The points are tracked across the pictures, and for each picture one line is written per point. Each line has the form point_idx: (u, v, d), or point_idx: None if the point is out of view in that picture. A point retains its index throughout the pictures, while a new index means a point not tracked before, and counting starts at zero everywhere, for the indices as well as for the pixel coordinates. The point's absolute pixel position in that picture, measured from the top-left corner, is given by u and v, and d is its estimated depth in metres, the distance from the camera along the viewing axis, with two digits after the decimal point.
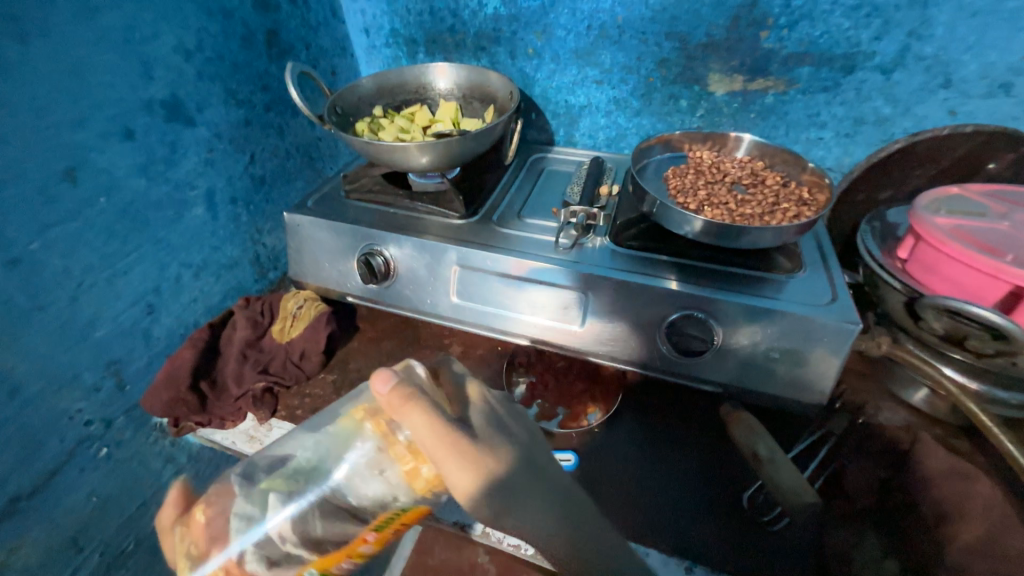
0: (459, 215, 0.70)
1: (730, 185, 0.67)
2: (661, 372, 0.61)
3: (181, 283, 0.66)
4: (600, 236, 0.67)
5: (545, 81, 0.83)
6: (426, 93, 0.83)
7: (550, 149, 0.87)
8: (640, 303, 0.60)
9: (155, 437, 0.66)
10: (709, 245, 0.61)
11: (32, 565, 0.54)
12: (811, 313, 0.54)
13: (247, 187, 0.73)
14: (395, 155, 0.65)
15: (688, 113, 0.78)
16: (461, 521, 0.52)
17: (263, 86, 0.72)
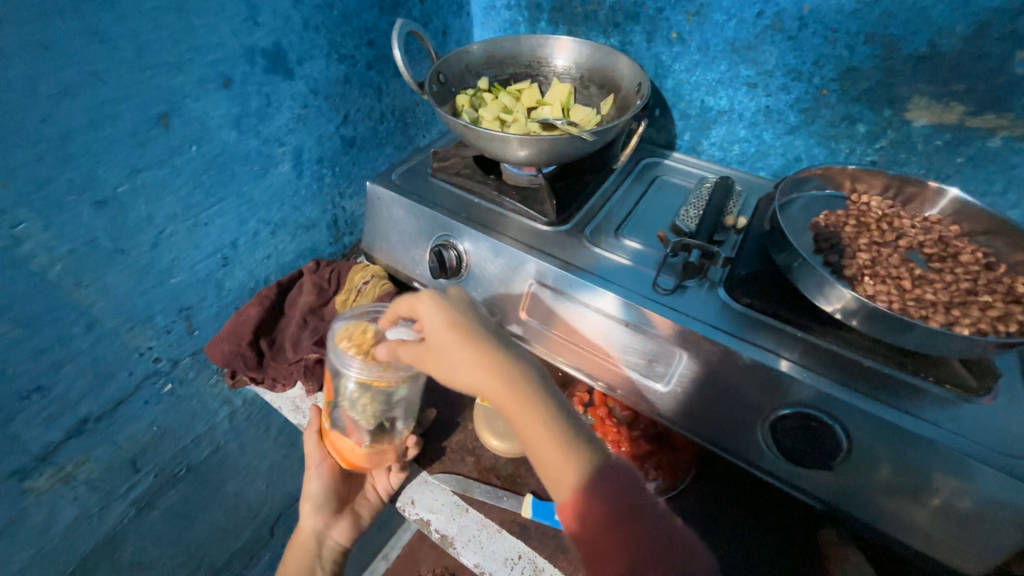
0: (547, 219, 0.61)
1: (904, 251, 0.51)
2: (751, 466, 0.50)
3: (258, 239, 0.65)
4: (711, 281, 0.55)
5: (683, 74, 0.69)
6: (540, 69, 0.73)
7: (668, 154, 0.74)
8: (745, 381, 0.48)
9: (214, 380, 0.68)
10: (859, 332, 0.48)
11: (95, 476, 0.59)
12: (988, 463, 0.40)
13: (336, 148, 0.69)
14: (492, 144, 0.57)
15: (863, 142, 0.61)
16: (480, 565, 0.50)
17: (368, 41, 0.66)
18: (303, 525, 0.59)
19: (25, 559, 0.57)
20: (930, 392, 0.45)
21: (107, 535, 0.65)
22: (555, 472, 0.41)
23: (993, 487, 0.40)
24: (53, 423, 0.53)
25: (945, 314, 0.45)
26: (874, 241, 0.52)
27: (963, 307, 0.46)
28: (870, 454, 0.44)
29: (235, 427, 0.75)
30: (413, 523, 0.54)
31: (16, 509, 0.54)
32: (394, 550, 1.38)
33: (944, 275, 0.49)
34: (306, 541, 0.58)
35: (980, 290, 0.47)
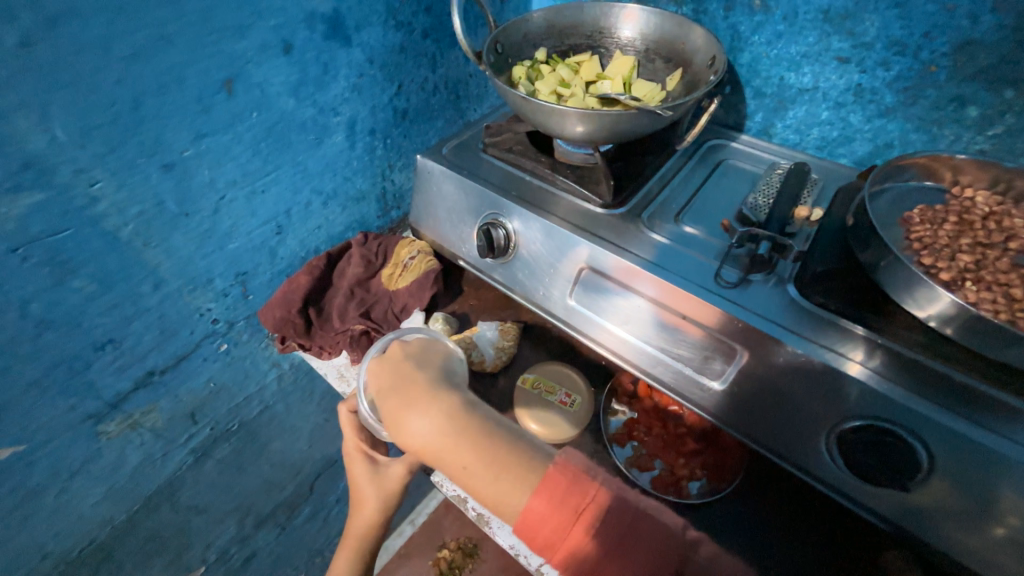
0: (602, 201, 0.58)
1: (1015, 255, 0.45)
2: (809, 476, 0.47)
3: (310, 209, 0.66)
4: (779, 276, 0.51)
5: (762, 47, 0.63)
6: (602, 39, 0.69)
7: (735, 136, 0.69)
8: (810, 386, 0.45)
9: (266, 344, 0.71)
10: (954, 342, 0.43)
11: (159, 425, 0.64)
12: None
13: (389, 120, 0.69)
14: (550, 119, 0.54)
15: (972, 128, 0.54)
16: (515, 548, 0.50)
17: (426, 8, 0.64)
18: (359, 554, 0.54)
19: (99, 493, 0.62)
20: None
21: (167, 479, 0.70)
22: (472, 476, 0.39)
23: None
24: (124, 373, 0.56)
25: None
26: (978, 241, 0.46)
27: None
28: (958, 478, 0.40)
29: (282, 389, 0.79)
30: (449, 498, 0.54)
31: (91, 449, 0.58)
32: (421, 517, 1.43)
33: None
34: (355, 551, 0.54)
35: None
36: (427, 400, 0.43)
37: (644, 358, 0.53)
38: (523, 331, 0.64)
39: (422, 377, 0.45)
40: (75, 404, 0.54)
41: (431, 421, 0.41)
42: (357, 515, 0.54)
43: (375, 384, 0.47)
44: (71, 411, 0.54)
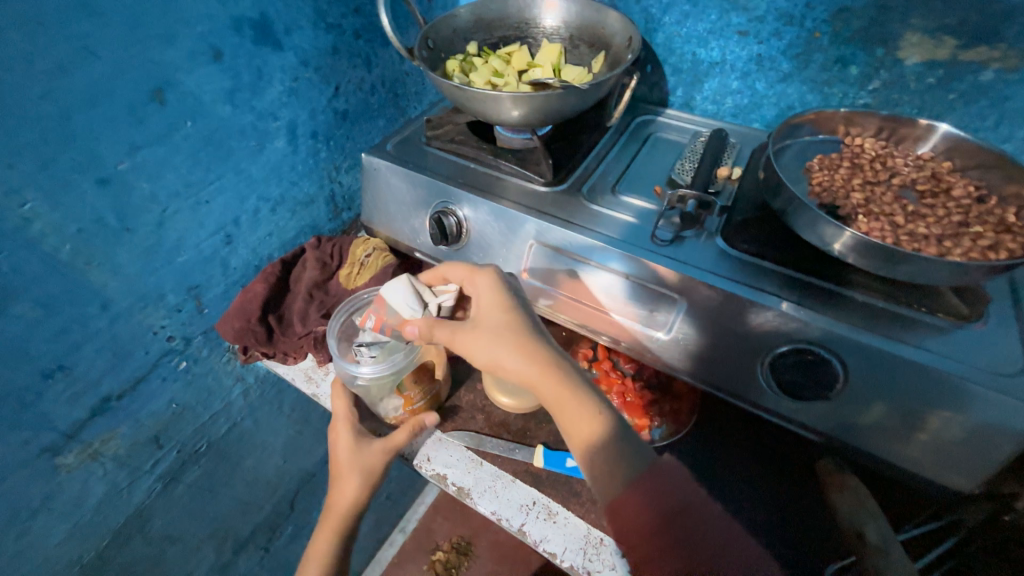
0: (545, 179, 0.62)
1: (898, 189, 0.52)
2: (752, 404, 0.52)
3: (259, 216, 0.66)
4: (708, 231, 0.56)
5: (673, 27, 0.68)
6: (528, 30, 0.73)
7: (661, 111, 0.74)
8: (744, 322, 0.50)
9: (227, 358, 0.70)
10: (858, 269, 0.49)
11: (121, 452, 0.62)
12: (982, 382, 0.41)
13: (330, 122, 0.69)
14: (486, 105, 0.57)
15: (856, 85, 0.61)
16: (497, 514, 0.52)
17: (355, 8, 0.65)
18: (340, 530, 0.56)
19: (63, 531, 0.60)
20: (922, 322, 0.46)
21: (137, 509, 0.67)
22: (569, 407, 0.43)
23: (983, 410, 0.41)
24: (78, 401, 0.55)
25: (938, 247, 0.46)
26: (868, 181, 0.53)
27: (955, 239, 0.47)
28: (870, 383, 0.45)
29: (250, 403, 0.77)
30: (429, 478, 0.55)
31: (50, 485, 0.56)
32: (410, 523, 1.42)
33: (937, 210, 0.49)
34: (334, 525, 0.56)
35: (971, 221, 0.48)
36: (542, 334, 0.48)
37: (593, 320, 0.57)
38: None
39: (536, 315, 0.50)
40: (28, 439, 0.52)
41: (547, 348, 0.46)
42: (338, 492, 0.55)
43: (497, 298, 0.50)
44: (24, 447, 0.52)
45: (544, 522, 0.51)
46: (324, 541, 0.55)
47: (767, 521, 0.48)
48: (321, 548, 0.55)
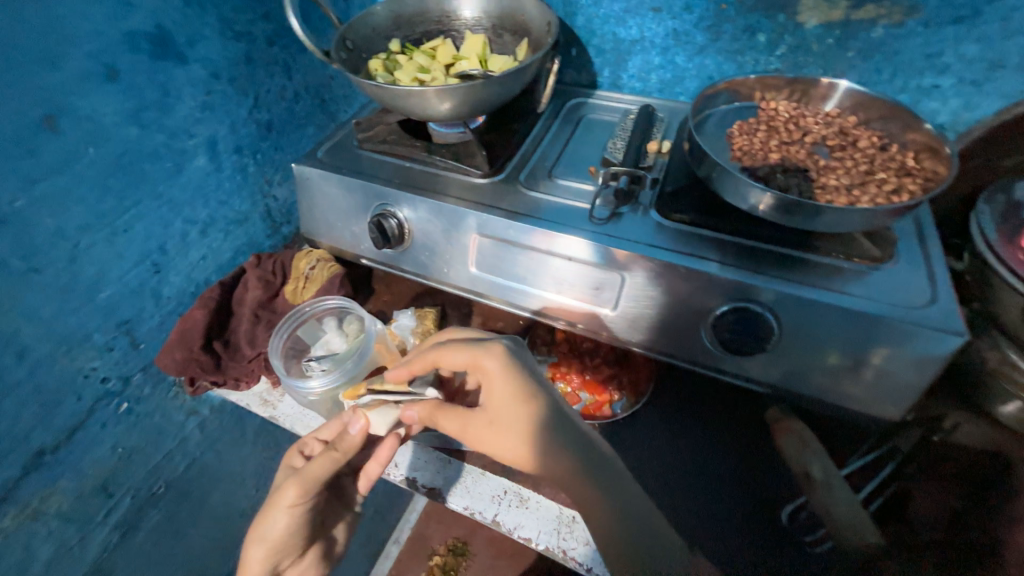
0: (481, 171, 0.62)
1: (811, 146, 0.55)
2: (702, 366, 0.54)
3: (188, 241, 0.62)
4: (643, 205, 0.57)
5: (591, 8, 0.69)
6: (450, 23, 0.72)
7: (591, 93, 0.75)
8: (685, 288, 0.51)
9: (174, 392, 0.67)
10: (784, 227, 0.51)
11: (66, 507, 0.58)
12: (903, 316, 0.44)
13: (253, 134, 0.67)
14: (411, 102, 0.56)
15: (766, 51, 0.64)
16: (471, 508, 0.52)
17: (263, 14, 0.63)
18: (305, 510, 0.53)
19: None
20: (844, 269, 0.49)
21: (95, 564, 0.63)
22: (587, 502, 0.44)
23: (902, 344, 0.44)
24: (6, 460, 0.51)
25: (848, 196, 0.49)
26: (784, 141, 0.56)
27: (863, 187, 0.50)
28: (802, 331, 0.48)
29: (207, 436, 0.74)
30: (399, 483, 0.56)
31: None
32: (404, 533, 1.41)
33: (845, 162, 0.53)
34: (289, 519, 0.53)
35: (877, 169, 0.51)
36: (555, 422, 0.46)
37: (546, 305, 0.58)
38: (441, 314, 0.67)
39: (547, 395, 0.47)
40: None
41: (560, 439, 0.45)
42: (325, 474, 0.50)
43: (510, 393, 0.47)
44: None
45: (517, 509, 0.52)
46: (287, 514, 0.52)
47: (726, 474, 0.51)
48: (280, 520, 0.52)
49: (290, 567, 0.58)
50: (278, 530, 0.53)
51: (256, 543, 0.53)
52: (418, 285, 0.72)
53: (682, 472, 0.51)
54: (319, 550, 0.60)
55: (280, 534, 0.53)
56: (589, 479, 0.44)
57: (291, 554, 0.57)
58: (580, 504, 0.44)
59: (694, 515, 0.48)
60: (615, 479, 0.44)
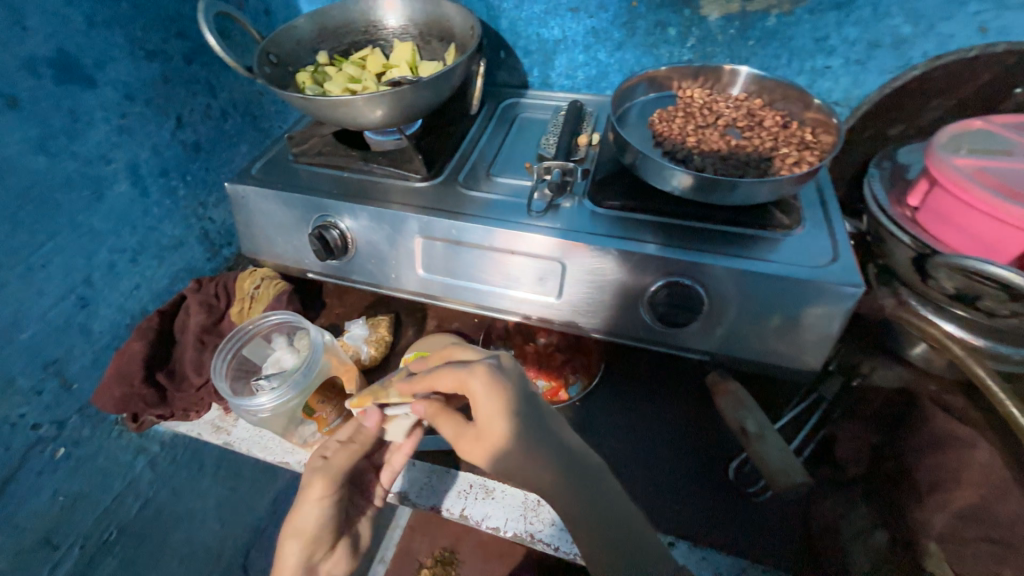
0: (420, 175, 0.63)
1: (723, 128, 0.59)
2: (646, 341, 0.57)
3: (117, 271, 0.60)
4: (578, 195, 0.60)
5: (513, 12, 0.72)
6: (376, 33, 0.73)
7: (524, 92, 0.78)
8: (618, 266, 0.54)
9: (118, 431, 0.63)
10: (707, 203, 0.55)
11: (3, 566, 0.54)
12: (812, 275, 0.48)
13: (180, 156, 0.65)
14: (340, 111, 0.56)
15: (678, 44, 0.68)
16: (437, 506, 0.53)
17: (178, 32, 0.61)
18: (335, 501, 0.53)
19: None
20: (761, 238, 0.53)
21: None
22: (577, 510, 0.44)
23: (814, 301, 0.49)
24: None
25: (756, 172, 0.53)
26: (699, 125, 0.60)
27: (769, 162, 0.55)
28: (729, 298, 0.51)
29: (160, 473, 0.71)
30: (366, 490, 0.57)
31: None
32: (389, 551, 1.38)
33: (754, 140, 0.57)
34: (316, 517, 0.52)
35: (781, 145, 0.56)
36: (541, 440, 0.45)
37: (495, 300, 0.60)
38: (395, 321, 0.67)
39: (533, 414, 0.45)
40: None
41: (542, 458, 0.44)
42: (348, 466, 0.51)
43: (494, 415, 0.45)
44: None
45: (482, 500, 0.53)
46: (319, 507, 0.51)
47: (672, 438, 0.55)
48: (312, 514, 0.52)
49: (324, 564, 0.55)
50: (309, 523, 0.52)
51: (290, 535, 0.52)
52: (370, 294, 0.72)
53: (634, 443, 0.55)
54: (349, 544, 0.57)
55: (307, 529, 0.52)
56: (572, 491, 0.44)
57: (324, 547, 0.54)
58: (563, 512, 0.45)
59: (672, 472, 0.52)
60: (599, 492, 0.44)
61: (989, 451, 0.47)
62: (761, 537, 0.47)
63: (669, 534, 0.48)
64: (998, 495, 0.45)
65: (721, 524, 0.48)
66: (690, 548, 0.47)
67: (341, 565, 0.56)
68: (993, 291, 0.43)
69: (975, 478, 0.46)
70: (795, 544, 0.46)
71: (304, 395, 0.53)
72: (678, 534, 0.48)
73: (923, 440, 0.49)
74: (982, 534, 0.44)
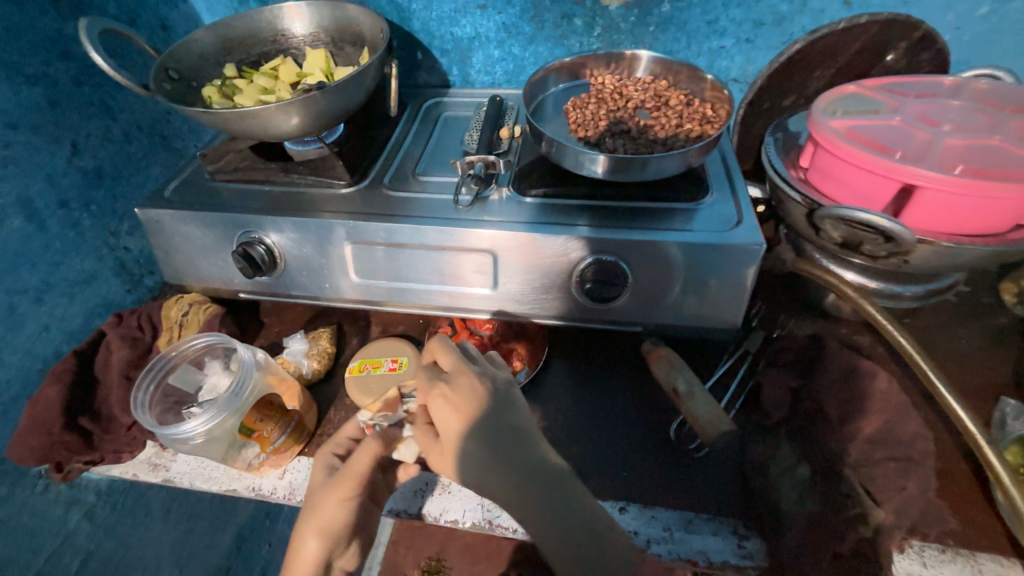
0: (344, 181, 0.62)
1: (633, 110, 0.62)
2: (584, 320, 0.59)
3: (19, 313, 0.56)
4: (504, 186, 0.61)
5: (424, 12, 0.72)
6: (286, 42, 0.72)
7: (445, 91, 0.78)
8: (546, 251, 0.55)
9: (43, 485, 0.59)
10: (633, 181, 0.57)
11: None
12: (722, 239, 0.52)
13: (81, 184, 0.61)
14: (249, 123, 0.54)
15: (585, 34, 0.71)
16: (394, 509, 0.52)
17: (61, 53, 0.58)
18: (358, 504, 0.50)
19: None
20: (676, 209, 0.56)
21: None
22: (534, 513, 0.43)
23: (728, 263, 0.52)
24: None
25: (662, 148, 0.57)
26: (611, 109, 0.63)
27: (675, 139, 0.58)
28: (652, 270, 0.54)
29: (100, 523, 0.66)
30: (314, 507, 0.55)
31: None
32: (373, 569, 1.35)
33: (661, 119, 0.61)
34: (330, 522, 0.49)
35: (686, 122, 0.60)
36: (496, 452, 0.44)
37: (436, 298, 0.61)
38: (337, 331, 0.66)
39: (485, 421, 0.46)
40: None
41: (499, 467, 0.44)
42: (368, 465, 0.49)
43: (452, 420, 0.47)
44: None
45: (442, 496, 0.53)
46: (339, 509, 0.49)
47: (621, 409, 0.57)
48: (334, 514, 0.49)
49: (338, 559, 0.52)
50: (332, 523, 0.49)
51: (312, 532, 0.49)
52: (309, 307, 0.70)
53: (583, 417, 0.57)
54: (363, 542, 0.53)
55: (324, 526, 0.49)
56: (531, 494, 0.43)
57: (343, 545, 0.51)
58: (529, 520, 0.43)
59: (623, 440, 0.55)
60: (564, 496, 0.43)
61: (887, 379, 0.52)
62: (701, 492, 0.50)
63: (619, 500, 0.50)
64: (898, 417, 0.50)
65: (668, 484, 0.51)
66: (641, 509, 0.50)
67: (355, 559, 0.53)
68: (872, 237, 0.48)
69: (876, 406, 0.51)
70: (736, 491, 0.50)
71: (239, 415, 0.53)
72: (629, 499, 0.50)
73: (835, 375, 0.53)
74: (890, 455, 0.48)
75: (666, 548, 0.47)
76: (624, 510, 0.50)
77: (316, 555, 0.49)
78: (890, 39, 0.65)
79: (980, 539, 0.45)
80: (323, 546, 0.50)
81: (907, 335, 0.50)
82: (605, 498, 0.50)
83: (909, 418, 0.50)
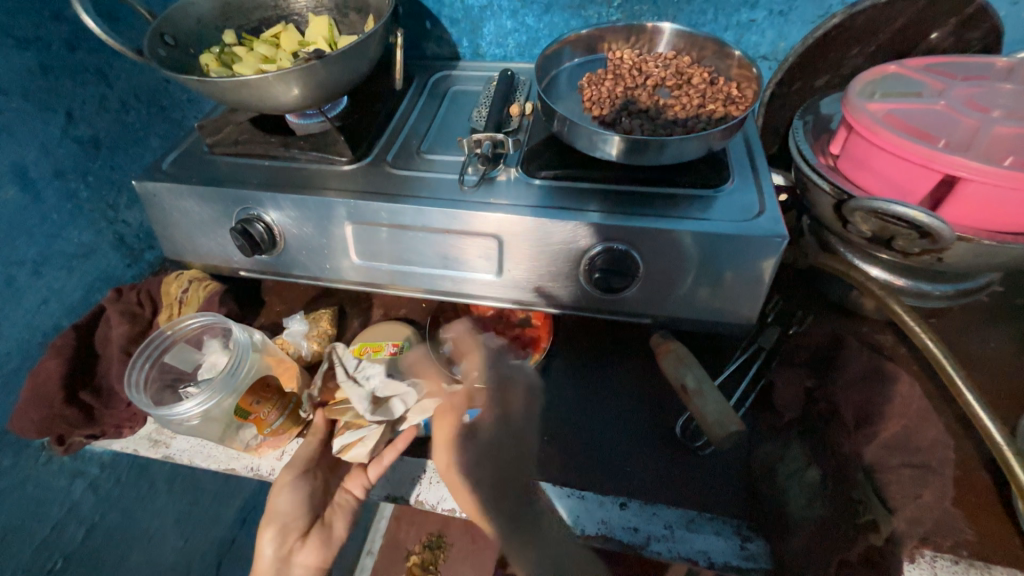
0: (346, 158, 0.59)
1: (652, 88, 0.59)
2: (591, 310, 0.57)
3: (16, 285, 0.55)
4: (512, 166, 0.58)
5: None
6: (287, 7, 0.68)
7: (454, 65, 0.74)
8: (555, 238, 0.52)
9: (46, 456, 0.59)
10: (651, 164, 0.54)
11: None
12: (742, 229, 0.49)
13: (76, 154, 0.59)
14: (246, 92, 0.51)
15: (605, 4, 0.66)
16: (391, 495, 0.53)
17: (53, 14, 0.55)
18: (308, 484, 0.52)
19: None
20: (695, 197, 0.53)
21: None
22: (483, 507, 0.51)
23: (747, 255, 0.49)
24: None
25: (680, 130, 0.53)
26: (629, 86, 0.59)
27: (695, 120, 0.54)
28: (666, 261, 0.51)
29: (105, 495, 0.67)
30: None
31: None
32: (376, 543, 1.39)
33: (681, 98, 0.57)
34: (285, 510, 0.51)
35: (708, 102, 0.56)
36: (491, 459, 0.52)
37: (439, 283, 0.59)
38: (338, 312, 0.65)
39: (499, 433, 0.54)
40: None
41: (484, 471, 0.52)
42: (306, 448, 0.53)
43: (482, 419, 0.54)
44: None
45: (437, 484, 0.52)
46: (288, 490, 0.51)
47: (626, 403, 0.56)
48: (283, 497, 0.51)
49: (298, 555, 0.51)
50: (284, 508, 0.50)
51: (267, 525, 0.50)
52: (310, 287, 0.68)
53: (585, 410, 0.55)
54: (321, 536, 0.52)
55: (278, 513, 0.50)
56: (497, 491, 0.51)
57: (298, 533, 0.51)
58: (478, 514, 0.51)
59: (628, 434, 0.53)
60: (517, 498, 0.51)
61: (909, 383, 0.50)
62: (703, 490, 0.49)
63: (620, 496, 0.49)
64: (917, 424, 0.48)
65: (671, 482, 0.50)
66: (642, 506, 0.48)
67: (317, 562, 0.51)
68: (905, 232, 0.45)
69: (894, 410, 0.48)
70: (742, 493, 0.49)
71: (236, 395, 0.51)
72: (630, 496, 0.49)
73: (853, 376, 0.51)
74: (907, 461, 0.46)
75: (666, 546, 0.46)
76: (625, 505, 0.48)
77: (273, 543, 0.49)
78: (937, 15, 0.60)
79: (995, 551, 0.43)
80: (282, 533, 0.50)
81: (934, 337, 0.47)
82: (606, 494, 0.49)
83: (930, 425, 0.48)
